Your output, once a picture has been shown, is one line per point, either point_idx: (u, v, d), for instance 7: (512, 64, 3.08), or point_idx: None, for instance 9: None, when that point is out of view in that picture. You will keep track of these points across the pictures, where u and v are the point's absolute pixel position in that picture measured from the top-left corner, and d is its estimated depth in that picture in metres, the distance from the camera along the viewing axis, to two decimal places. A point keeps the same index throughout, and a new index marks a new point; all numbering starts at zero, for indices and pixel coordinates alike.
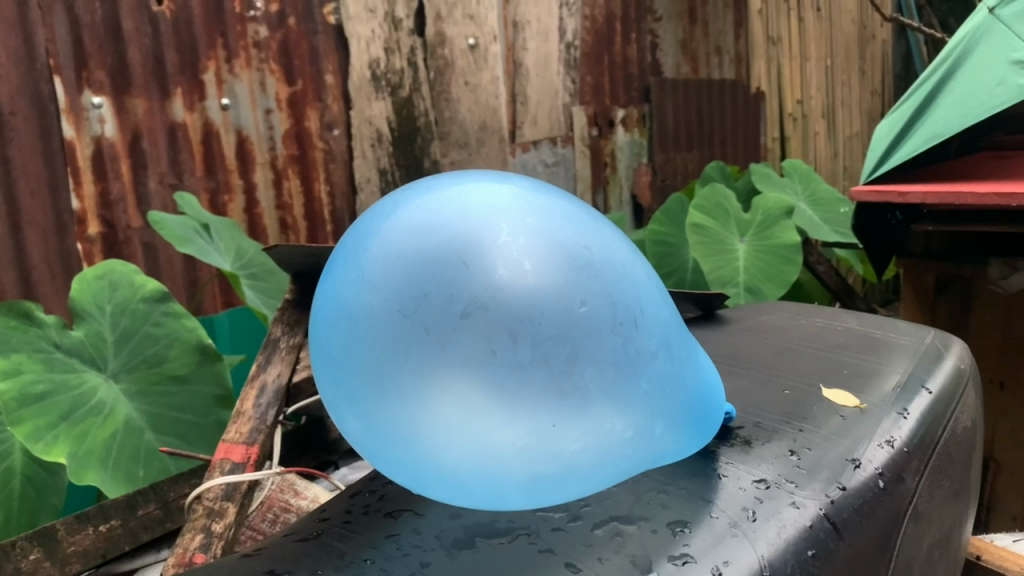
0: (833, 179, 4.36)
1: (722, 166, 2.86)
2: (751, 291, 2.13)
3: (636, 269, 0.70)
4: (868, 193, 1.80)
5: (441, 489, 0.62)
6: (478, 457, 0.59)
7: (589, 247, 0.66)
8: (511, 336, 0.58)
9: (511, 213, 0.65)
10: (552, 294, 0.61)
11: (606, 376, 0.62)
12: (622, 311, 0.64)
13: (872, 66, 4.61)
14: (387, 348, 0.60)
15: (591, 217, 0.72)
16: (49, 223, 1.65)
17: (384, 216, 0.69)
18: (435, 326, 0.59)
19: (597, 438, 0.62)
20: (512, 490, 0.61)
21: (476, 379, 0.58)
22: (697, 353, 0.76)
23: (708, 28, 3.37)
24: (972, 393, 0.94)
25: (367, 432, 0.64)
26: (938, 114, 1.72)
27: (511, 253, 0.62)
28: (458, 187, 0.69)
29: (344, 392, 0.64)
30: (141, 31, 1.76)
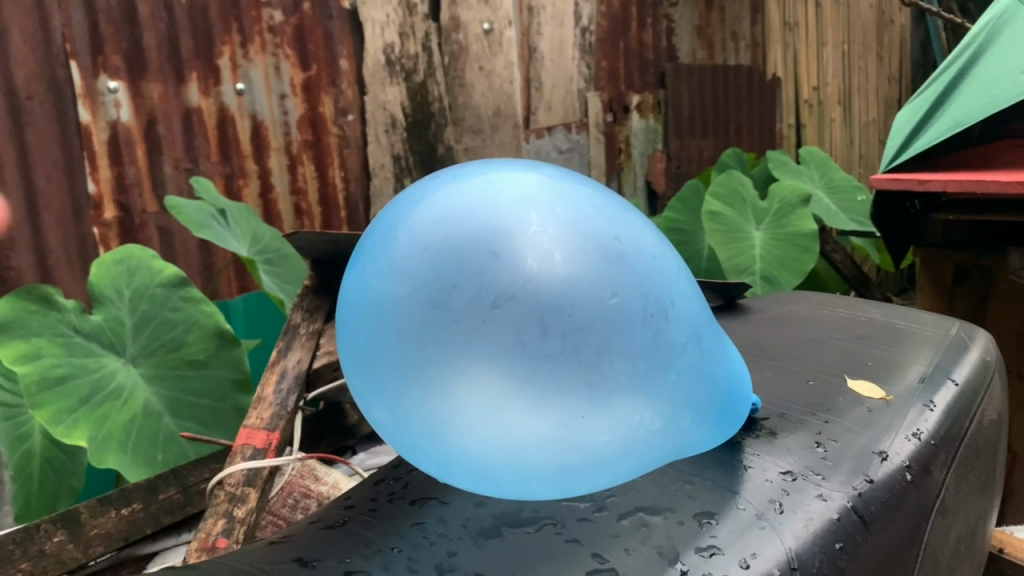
0: (849, 166, 4.33)
1: (738, 152, 2.82)
2: (768, 280, 2.12)
3: (665, 260, 0.70)
4: (888, 181, 1.78)
5: (466, 477, 0.63)
6: (504, 447, 0.59)
7: (619, 237, 0.66)
8: (540, 328, 0.58)
9: (540, 203, 0.65)
10: (582, 284, 0.60)
11: (635, 368, 0.61)
12: (652, 303, 0.64)
13: (890, 51, 4.57)
14: (414, 338, 0.60)
15: (620, 207, 0.72)
16: (67, 207, 1.66)
17: (411, 204, 0.69)
18: (464, 317, 0.59)
19: (624, 429, 0.62)
20: (539, 479, 0.61)
21: (508, 368, 0.57)
22: (725, 344, 0.75)
23: (724, 14, 3.34)
24: (997, 385, 0.93)
25: (393, 421, 0.64)
26: (959, 101, 1.70)
27: (541, 243, 0.62)
28: (485, 176, 0.69)
29: (371, 380, 0.65)
30: (156, 17, 1.76)
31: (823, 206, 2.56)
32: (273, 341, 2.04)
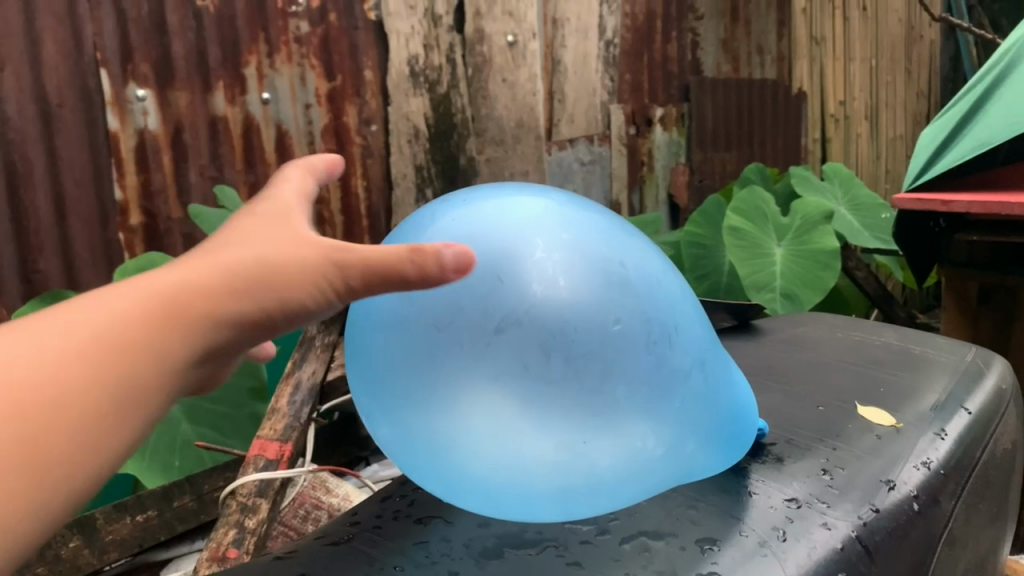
0: (875, 182, 4.30)
1: (761, 167, 2.81)
2: (788, 297, 2.11)
3: (670, 286, 0.70)
4: (910, 200, 1.76)
5: (471, 497, 0.63)
6: (507, 468, 0.60)
7: (625, 263, 0.66)
8: (544, 352, 0.59)
9: (546, 228, 0.65)
10: (586, 310, 0.61)
11: (639, 394, 0.62)
12: (656, 328, 0.64)
13: (919, 67, 4.55)
14: (420, 358, 0.61)
15: (626, 233, 0.72)
16: (93, 212, 1.70)
17: (420, 226, 0.70)
18: (469, 340, 0.59)
19: (628, 455, 0.62)
20: (542, 502, 0.61)
21: (511, 392, 0.58)
22: (731, 371, 0.75)
23: (750, 27, 3.34)
24: (1012, 414, 0.92)
25: (399, 441, 0.65)
26: (984, 121, 1.68)
27: (546, 267, 0.62)
28: (493, 201, 0.69)
29: (378, 399, 0.65)
30: (186, 26, 1.79)
31: (846, 223, 2.54)
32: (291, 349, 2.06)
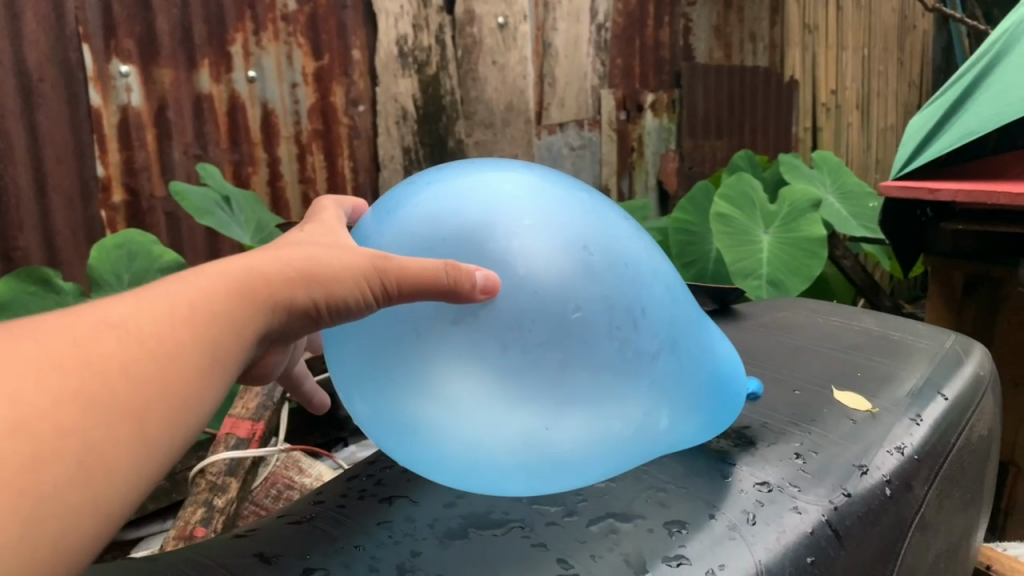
0: (865, 172, 4.31)
1: (750, 155, 2.80)
2: (774, 283, 2.10)
3: (645, 259, 0.67)
4: (897, 188, 1.75)
5: (442, 472, 0.65)
6: (471, 449, 0.61)
7: (594, 243, 0.64)
8: (500, 344, 0.58)
9: (510, 208, 0.63)
10: (545, 299, 0.59)
11: (601, 383, 0.61)
12: (622, 314, 0.62)
13: (911, 57, 4.56)
14: (380, 345, 0.61)
15: (601, 202, 0.69)
16: (75, 189, 1.68)
17: (389, 201, 0.69)
18: (426, 331, 0.59)
19: (592, 437, 0.62)
20: (507, 479, 0.63)
21: (466, 385, 0.59)
22: (711, 334, 0.73)
23: (743, 14, 3.32)
24: (990, 400, 0.92)
25: (371, 420, 0.66)
26: (972, 111, 1.68)
27: (505, 257, 0.61)
28: (460, 176, 0.68)
29: (348, 377, 0.66)
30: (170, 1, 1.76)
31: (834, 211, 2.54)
32: None
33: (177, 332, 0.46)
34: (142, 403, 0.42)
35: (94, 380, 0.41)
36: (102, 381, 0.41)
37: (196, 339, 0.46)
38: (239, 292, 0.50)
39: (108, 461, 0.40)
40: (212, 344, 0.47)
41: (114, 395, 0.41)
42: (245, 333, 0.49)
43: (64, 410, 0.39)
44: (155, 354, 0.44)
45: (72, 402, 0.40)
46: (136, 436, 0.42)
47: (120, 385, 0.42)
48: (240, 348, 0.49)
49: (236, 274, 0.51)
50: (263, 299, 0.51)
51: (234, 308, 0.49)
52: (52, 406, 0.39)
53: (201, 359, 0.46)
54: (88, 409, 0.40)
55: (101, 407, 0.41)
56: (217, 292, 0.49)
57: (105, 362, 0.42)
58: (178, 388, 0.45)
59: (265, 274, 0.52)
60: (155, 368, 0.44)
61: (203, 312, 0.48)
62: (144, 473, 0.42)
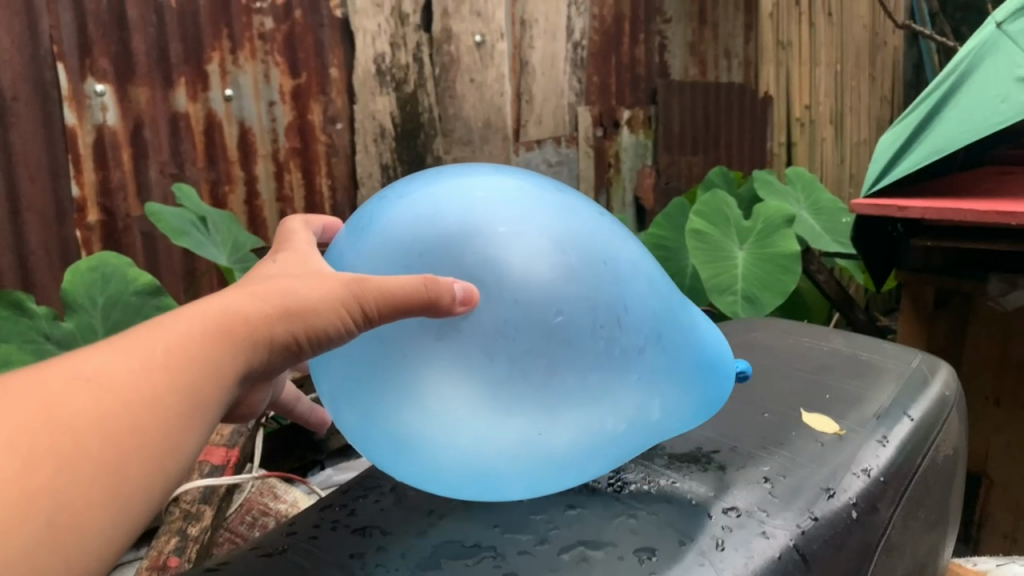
0: (838, 186, 4.38)
1: (724, 171, 2.82)
2: (749, 299, 2.13)
3: (621, 255, 0.72)
4: (868, 206, 1.77)
5: (442, 479, 0.71)
6: (468, 454, 0.67)
7: (567, 245, 0.69)
8: (486, 356, 0.64)
9: (487, 220, 0.69)
10: (526, 310, 0.65)
11: (587, 380, 0.67)
12: (604, 312, 0.68)
13: (882, 73, 4.68)
14: (370, 363, 0.66)
15: (572, 202, 0.74)
16: (49, 209, 1.67)
17: (370, 217, 0.74)
18: (412, 348, 0.64)
19: (581, 431, 0.68)
20: (505, 476, 0.69)
21: (457, 397, 0.64)
22: (694, 317, 0.79)
23: (717, 31, 3.36)
24: (955, 420, 0.93)
25: (365, 432, 0.71)
26: (940, 129, 1.71)
27: (484, 271, 0.66)
28: (437, 190, 0.73)
29: (337, 396, 0.71)
30: (146, 20, 1.76)
31: (807, 227, 2.57)
32: None
33: (151, 381, 0.50)
34: (119, 451, 0.47)
35: (70, 433, 0.45)
36: (78, 434, 0.46)
37: (169, 386, 0.51)
38: (215, 336, 0.54)
39: (88, 505, 0.45)
40: (186, 389, 0.51)
41: (90, 446, 0.46)
42: (222, 374, 0.54)
43: (42, 463, 0.44)
44: (130, 405, 0.48)
45: (49, 456, 0.44)
46: (114, 479, 0.46)
47: (95, 435, 0.46)
48: (217, 388, 0.53)
49: (212, 317, 0.55)
50: (240, 339, 0.55)
51: (209, 351, 0.54)
52: (31, 460, 0.43)
53: (177, 404, 0.51)
54: (67, 459, 0.44)
55: (79, 455, 0.45)
56: (192, 338, 0.54)
57: (79, 417, 0.46)
58: (152, 435, 0.49)
59: (242, 315, 0.56)
60: (129, 417, 0.48)
61: (177, 357, 0.52)
62: (125, 512, 0.47)
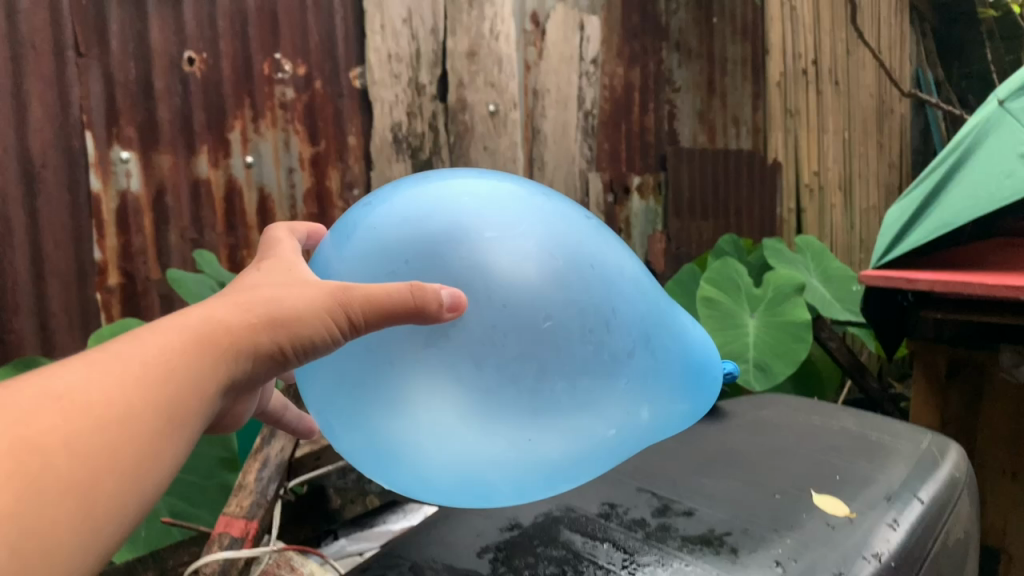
0: (849, 251, 4.42)
1: (733, 238, 2.85)
2: (761, 368, 2.14)
3: (602, 261, 0.83)
4: (878, 278, 1.79)
5: (447, 480, 0.80)
6: (464, 458, 0.77)
7: (549, 255, 0.79)
8: (476, 362, 0.74)
9: (475, 229, 0.79)
10: (513, 316, 0.75)
11: (578, 383, 0.77)
12: (591, 317, 0.78)
13: (890, 139, 4.82)
14: (366, 373, 0.76)
15: (550, 210, 0.86)
16: (71, 272, 1.71)
17: (360, 223, 0.84)
18: (401, 360, 0.74)
19: (571, 436, 0.78)
20: (500, 477, 0.79)
21: (446, 405, 0.74)
22: (677, 326, 0.90)
23: (725, 100, 3.43)
24: (966, 502, 0.94)
25: (363, 442, 0.81)
26: (947, 204, 1.73)
27: (473, 284, 0.76)
28: (425, 198, 0.84)
29: (335, 408, 0.81)
30: (172, 90, 1.83)
31: (819, 296, 2.60)
32: None
33: (125, 395, 0.58)
34: (97, 458, 0.54)
35: (53, 444, 0.52)
36: (58, 445, 0.52)
37: (143, 400, 0.58)
38: (186, 352, 0.63)
39: (75, 503, 0.51)
40: (160, 403, 0.59)
41: (71, 454, 0.52)
42: (198, 386, 0.63)
43: (30, 468, 0.50)
44: (108, 418, 0.56)
45: (36, 461, 0.50)
46: (95, 482, 0.53)
47: (76, 445, 0.53)
48: (191, 400, 0.62)
49: (189, 335, 0.64)
50: (215, 354, 0.65)
51: (185, 364, 0.63)
52: (20, 466, 0.49)
53: (151, 416, 0.58)
54: (54, 463, 0.51)
55: (65, 462, 0.52)
56: (169, 356, 0.62)
57: (60, 430, 0.53)
58: (127, 442, 0.56)
59: (218, 332, 0.66)
60: (108, 427, 0.55)
61: (148, 372, 0.60)
62: (108, 513, 0.54)
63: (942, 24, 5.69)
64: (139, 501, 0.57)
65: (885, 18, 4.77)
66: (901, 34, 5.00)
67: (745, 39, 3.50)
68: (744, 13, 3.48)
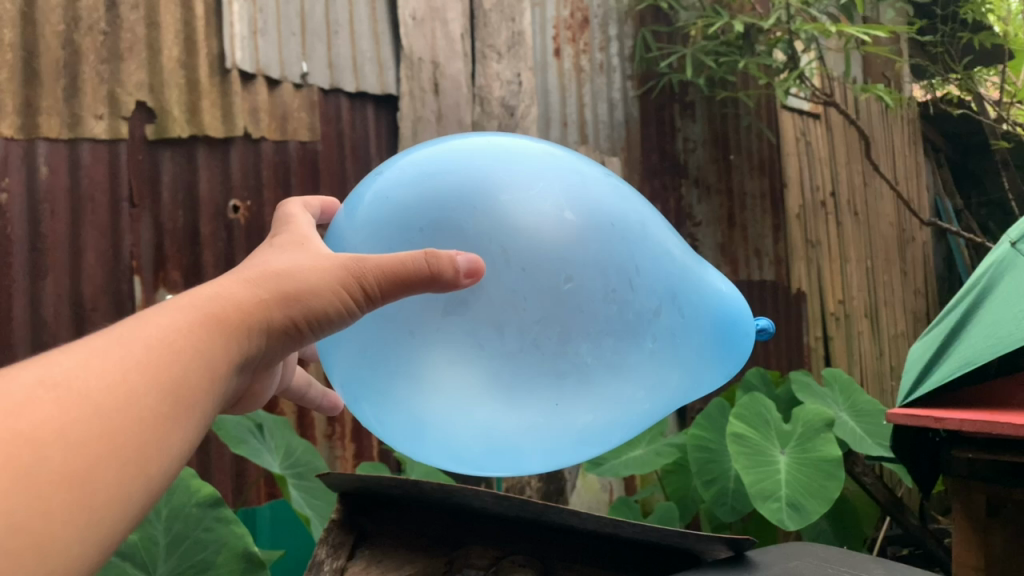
0: (881, 378, 4.40)
1: (761, 371, 2.87)
2: (795, 507, 2.06)
3: (625, 216, 0.84)
4: (904, 415, 1.79)
5: (477, 448, 0.83)
6: (490, 428, 0.79)
7: (568, 213, 0.80)
8: (496, 329, 0.76)
9: (487, 189, 0.80)
10: (532, 282, 0.77)
11: (604, 345, 0.79)
12: (614, 277, 0.79)
13: (914, 267, 4.92)
14: (382, 347, 0.77)
15: (566, 165, 0.86)
16: None
17: (373, 190, 0.84)
18: (417, 328, 0.76)
19: (601, 400, 0.80)
20: (529, 444, 0.81)
21: (464, 372, 0.76)
22: (712, 280, 0.89)
23: (746, 233, 3.52)
24: None
25: (385, 417, 0.83)
26: (968, 343, 1.77)
27: (491, 250, 0.77)
28: (437, 158, 0.84)
29: (357, 387, 0.82)
30: (217, 236, 1.97)
31: (847, 430, 2.57)
32: (295, 551, 2.07)
33: (127, 379, 0.54)
34: (98, 448, 0.50)
35: (46, 434, 0.48)
36: (48, 434, 0.49)
37: (146, 384, 0.55)
38: (194, 328, 0.61)
39: (71, 497, 0.48)
40: (165, 385, 0.56)
41: (64, 443, 0.49)
42: (207, 363, 0.60)
43: (17, 459, 0.46)
44: (107, 402, 0.52)
45: (22, 454, 0.47)
46: (97, 472, 0.50)
47: (73, 434, 0.50)
48: (201, 381, 0.59)
49: (195, 314, 0.62)
50: (223, 332, 0.62)
51: (192, 342, 0.60)
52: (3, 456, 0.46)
53: (156, 401, 0.55)
54: (48, 453, 0.48)
55: (60, 453, 0.48)
56: (174, 335, 0.59)
57: (51, 420, 0.49)
58: (130, 432, 0.53)
59: (227, 311, 0.63)
60: (109, 412, 0.52)
61: (152, 354, 0.57)
62: (111, 502, 0.50)
63: (957, 155, 5.86)
64: (147, 495, 0.54)
65: (899, 150, 4.93)
66: (917, 165, 5.15)
67: (763, 175, 3.64)
68: (761, 150, 3.64)
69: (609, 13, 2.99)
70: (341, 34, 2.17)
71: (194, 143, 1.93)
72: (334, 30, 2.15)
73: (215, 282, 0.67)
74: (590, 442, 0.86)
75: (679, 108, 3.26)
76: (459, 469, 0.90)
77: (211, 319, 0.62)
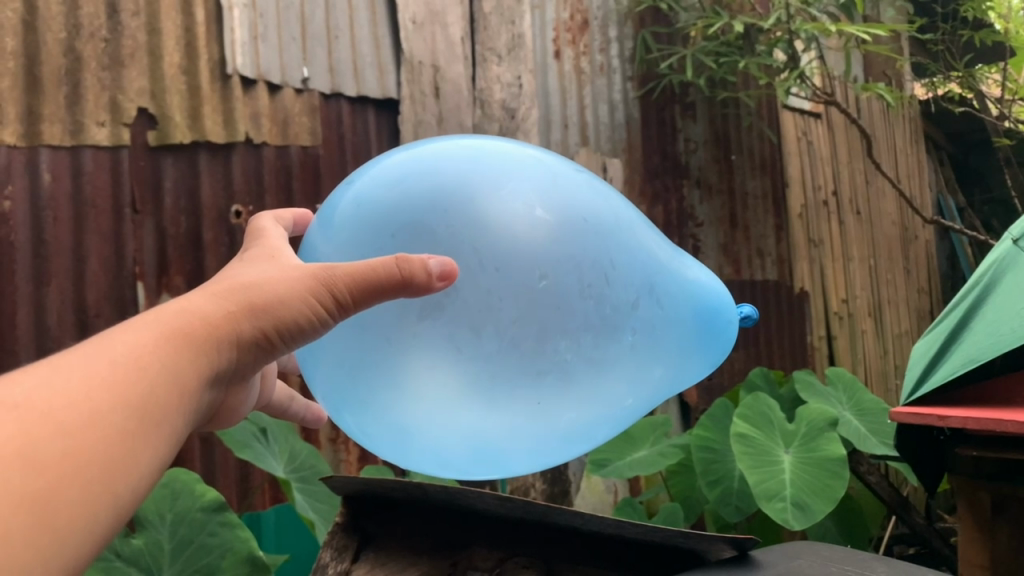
0: (885, 377, 4.40)
1: (763, 371, 2.86)
2: (799, 507, 2.06)
3: (598, 211, 0.84)
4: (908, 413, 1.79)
5: (461, 453, 0.83)
6: (474, 430, 0.80)
7: (541, 211, 0.80)
8: (473, 332, 0.77)
9: (459, 189, 0.79)
10: (507, 282, 0.77)
11: (584, 342, 0.80)
12: (590, 273, 0.80)
13: (917, 265, 4.91)
14: (359, 356, 0.77)
15: (538, 161, 0.86)
16: None
17: (346, 195, 0.83)
18: (393, 334, 0.76)
19: (584, 396, 0.82)
20: (514, 444, 0.82)
21: (443, 375, 0.77)
22: (687, 271, 0.91)
23: (749, 233, 3.51)
24: None
25: (368, 424, 0.83)
26: (971, 339, 1.76)
27: (464, 252, 0.77)
28: (407, 161, 0.83)
29: (337, 398, 0.82)
30: (219, 241, 1.97)
31: (852, 428, 2.57)
32: (302, 555, 2.07)
33: (91, 399, 0.55)
34: (61, 467, 0.51)
35: (9, 454, 0.49)
36: (10, 454, 0.49)
37: (112, 401, 0.56)
38: (158, 345, 0.61)
39: (35, 516, 0.48)
40: (131, 403, 0.57)
41: (26, 463, 0.49)
42: (174, 379, 0.61)
43: None
44: (70, 422, 0.53)
45: None
46: (61, 491, 0.50)
47: (36, 455, 0.50)
48: (169, 398, 0.60)
49: (161, 330, 0.62)
50: (191, 347, 0.63)
51: (158, 358, 0.60)
52: None
53: (123, 418, 0.56)
54: (10, 472, 0.48)
55: (24, 472, 0.49)
56: (140, 352, 0.60)
57: (13, 440, 0.50)
58: (96, 451, 0.53)
59: (194, 326, 0.64)
60: (74, 430, 0.53)
61: (116, 372, 0.57)
62: (78, 522, 0.51)
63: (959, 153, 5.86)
64: (116, 513, 0.54)
65: (901, 149, 4.92)
66: (919, 163, 5.15)
67: (765, 174, 3.64)
68: (762, 150, 3.64)
69: (609, 14, 2.99)
70: (342, 38, 2.17)
71: (196, 148, 1.94)
72: (334, 35, 2.16)
73: (180, 299, 0.67)
74: (575, 440, 0.87)
75: (680, 109, 3.26)
76: (446, 474, 0.91)
77: (178, 335, 0.63)
